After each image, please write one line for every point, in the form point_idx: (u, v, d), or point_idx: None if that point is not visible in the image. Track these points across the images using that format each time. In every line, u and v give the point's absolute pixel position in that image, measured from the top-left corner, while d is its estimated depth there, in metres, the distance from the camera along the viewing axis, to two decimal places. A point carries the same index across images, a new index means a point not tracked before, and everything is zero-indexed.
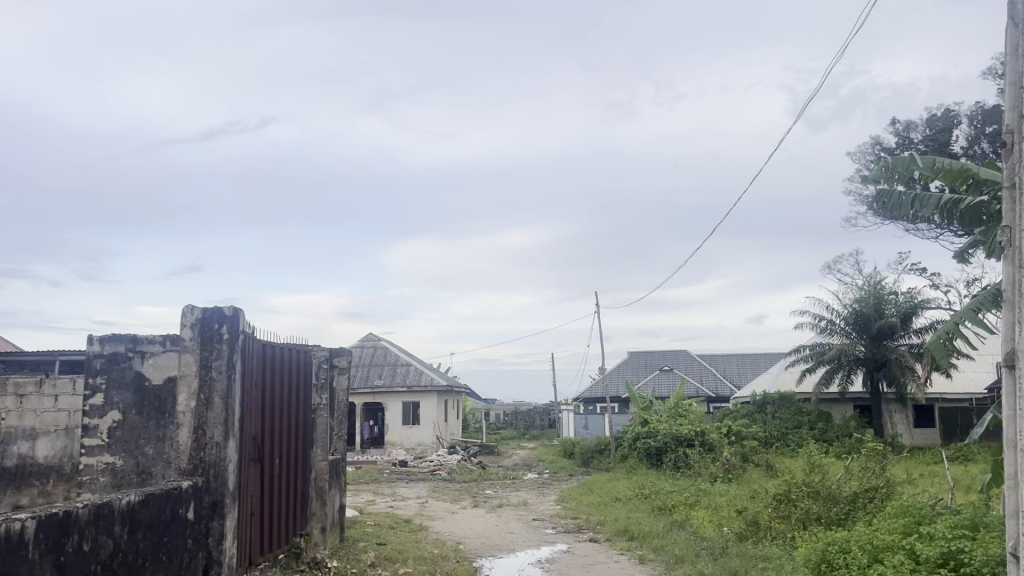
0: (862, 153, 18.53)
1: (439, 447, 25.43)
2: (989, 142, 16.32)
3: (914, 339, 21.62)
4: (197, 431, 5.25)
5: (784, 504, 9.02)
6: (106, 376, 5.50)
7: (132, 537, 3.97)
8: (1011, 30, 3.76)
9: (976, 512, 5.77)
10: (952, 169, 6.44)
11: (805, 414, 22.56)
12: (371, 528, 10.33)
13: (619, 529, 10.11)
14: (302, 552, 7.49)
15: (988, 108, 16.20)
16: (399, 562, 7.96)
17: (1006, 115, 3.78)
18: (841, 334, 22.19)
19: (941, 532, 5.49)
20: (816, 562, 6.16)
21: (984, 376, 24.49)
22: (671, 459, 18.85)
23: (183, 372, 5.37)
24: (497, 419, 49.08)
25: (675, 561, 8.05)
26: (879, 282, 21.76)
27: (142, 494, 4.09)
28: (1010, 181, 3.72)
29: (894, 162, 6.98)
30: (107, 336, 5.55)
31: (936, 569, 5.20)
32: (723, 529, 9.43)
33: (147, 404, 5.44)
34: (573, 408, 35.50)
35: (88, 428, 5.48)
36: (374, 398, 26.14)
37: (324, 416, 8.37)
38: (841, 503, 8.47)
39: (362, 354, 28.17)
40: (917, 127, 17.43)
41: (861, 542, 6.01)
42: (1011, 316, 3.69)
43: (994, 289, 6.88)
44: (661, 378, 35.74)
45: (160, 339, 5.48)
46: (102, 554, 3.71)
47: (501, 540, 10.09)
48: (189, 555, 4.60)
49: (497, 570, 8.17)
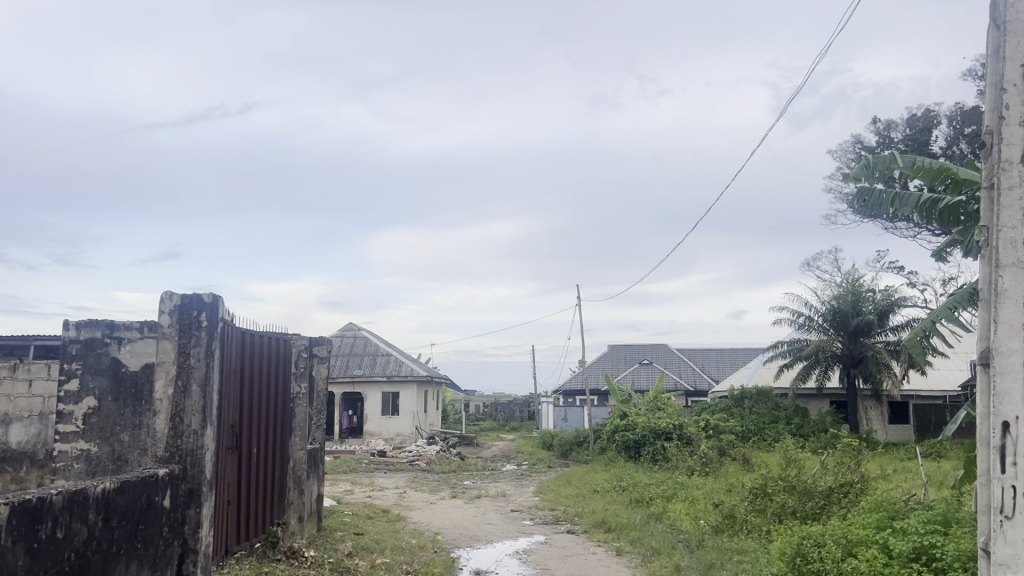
0: (842, 151, 18.68)
1: (418, 437, 25.50)
2: (968, 143, 16.50)
3: (891, 336, 21.86)
4: (174, 419, 5.10)
5: (760, 498, 9.05)
6: (82, 361, 5.46)
7: (107, 526, 3.94)
8: (993, 33, 3.79)
9: (949, 509, 5.86)
10: (932, 168, 6.49)
11: (783, 408, 22.81)
12: (348, 518, 10.28)
13: (596, 521, 10.15)
14: (279, 542, 7.39)
15: (967, 109, 16.41)
16: (376, 553, 7.94)
17: (985, 117, 3.80)
18: (819, 330, 22.35)
19: (914, 526, 5.57)
20: (790, 556, 6.22)
21: (957, 375, 24.91)
22: (649, 451, 18.94)
23: (161, 359, 5.24)
24: (477, 410, 49.22)
25: (651, 553, 8.11)
26: (857, 280, 21.94)
27: (118, 482, 4.05)
28: (986, 181, 3.77)
29: (875, 159, 6.96)
30: (84, 321, 5.49)
31: (908, 563, 5.27)
32: (700, 522, 9.48)
33: (123, 390, 5.42)
34: (553, 400, 35.51)
35: (63, 415, 5.46)
36: (352, 387, 26.00)
37: (303, 407, 8.26)
38: (817, 498, 8.60)
39: (342, 343, 27.98)
40: (897, 127, 17.58)
41: (835, 536, 6.06)
42: (986, 315, 3.74)
43: (971, 287, 6.86)
44: (639, 371, 36.03)
45: (137, 325, 5.45)
46: (76, 541, 3.68)
47: (479, 531, 10.09)
48: (164, 544, 4.56)
49: (475, 561, 8.17)
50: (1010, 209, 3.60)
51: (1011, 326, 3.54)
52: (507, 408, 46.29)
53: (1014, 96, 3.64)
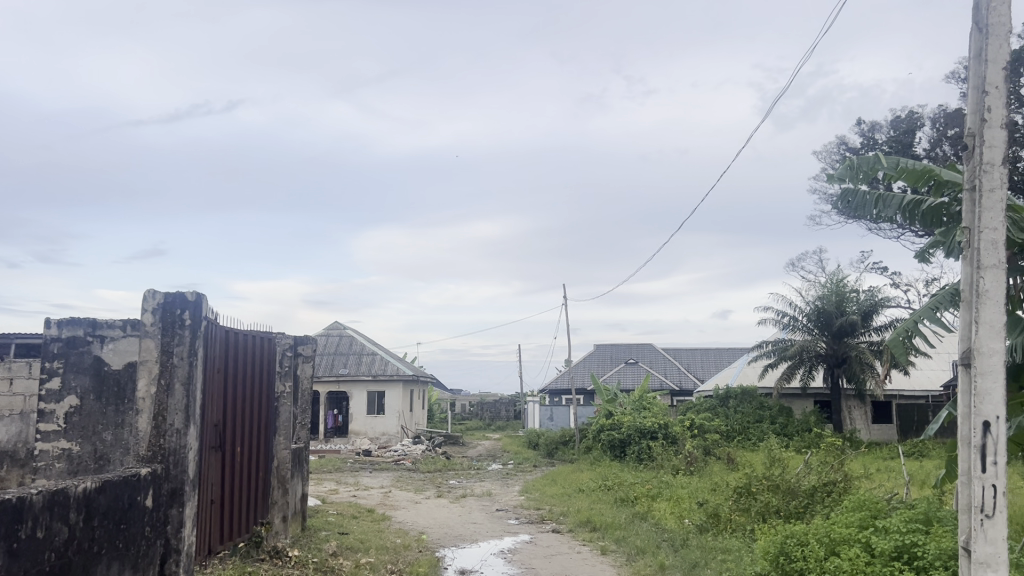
0: (827, 152, 18.78)
1: (403, 437, 25.44)
2: (951, 146, 16.66)
3: (874, 336, 22.04)
4: (157, 418, 5.04)
5: (744, 497, 9.09)
6: (64, 360, 5.42)
7: (88, 525, 3.91)
8: (976, 36, 3.81)
9: (930, 508, 5.90)
10: (915, 169, 6.65)
11: (767, 408, 22.95)
12: (332, 518, 10.22)
13: (582, 520, 10.16)
14: (263, 541, 7.35)
15: (951, 111, 16.56)
16: (361, 552, 7.90)
17: (967, 120, 3.81)
18: (803, 330, 22.48)
19: (896, 526, 5.62)
20: (774, 554, 6.25)
21: (939, 375, 25.15)
22: (634, 451, 18.98)
23: (144, 357, 5.18)
24: (463, 409, 49.18)
25: (635, 552, 8.14)
26: (841, 280, 22.10)
27: (99, 482, 4.02)
28: (968, 184, 3.78)
29: (859, 160, 6.98)
30: (65, 319, 5.45)
31: (890, 562, 5.31)
32: (684, 522, 9.48)
33: (105, 388, 5.38)
34: (538, 399, 35.46)
35: (44, 413, 5.41)
36: (338, 386, 25.92)
37: (288, 406, 8.22)
38: (801, 497, 8.66)
39: (327, 342, 27.86)
40: (881, 128, 17.71)
41: (818, 535, 6.08)
42: (967, 315, 3.76)
43: (952, 289, 6.90)
44: (625, 371, 36.10)
45: (120, 323, 5.42)
46: (56, 541, 3.65)
47: (464, 531, 10.06)
48: (146, 543, 4.53)
49: (459, 561, 8.15)
50: (991, 210, 3.63)
51: (992, 326, 3.57)
52: (493, 407, 46.28)
53: (996, 99, 3.67)
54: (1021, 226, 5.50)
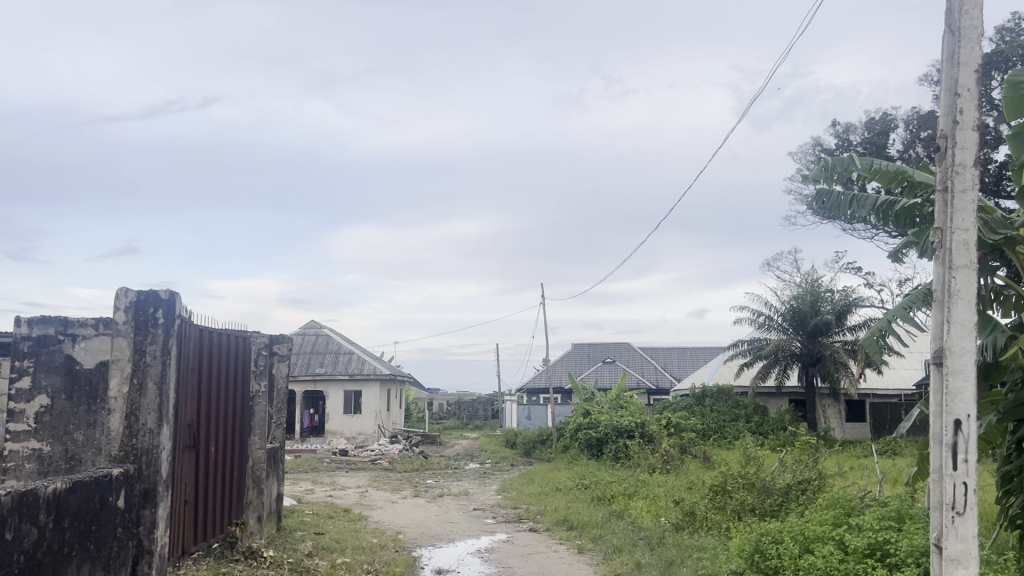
0: (803, 154, 18.94)
1: (380, 437, 25.35)
2: (923, 147, 16.87)
3: (848, 336, 22.28)
4: (129, 418, 4.97)
5: (719, 496, 9.14)
6: (34, 359, 5.33)
7: (58, 527, 3.85)
8: (947, 39, 3.84)
9: (902, 505, 6.00)
10: (888, 170, 6.77)
11: (742, 407, 23.08)
12: (308, 518, 10.14)
13: (559, 519, 10.18)
14: (237, 542, 7.28)
15: (924, 113, 16.77)
16: (337, 552, 7.87)
17: (939, 121, 3.84)
18: (778, 329, 22.66)
19: (869, 523, 5.69)
20: (749, 552, 6.26)
21: (912, 373, 25.49)
22: (611, 450, 19.02)
23: (116, 356, 5.09)
24: (441, 409, 49.17)
25: (611, 551, 8.13)
26: (816, 280, 22.37)
27: (69, 482, 3.95)
28: (941, 185, 3.81)
29: (834, 161, 7.11)
30: (36, 318, 5.34)
31: (863, 558, 5.37)
32: (660, 520, 9.53)
33: (77, 388, 5.30)
34: (515, 398, 35.42)
35: (14, 413, 5.34)
36: (314, 386, 25.70)
37: (263, 405, 8.14)
38: (776, 495, 8.74)
39: (304, 342, 27.66)
40: (856, 129, 17.90)
41: (793, 533, 6.14)
42: (938, 315, 3.79)
43: (925, 288, 7.03)
44: (602, 370, 36.22)
45: (92, 322, 5.34)
46: (25, 544, 3.59)
47: (440, 530, 10.04)
48: (118, 545, 4.47)
49: (436, 560, 8.14)
50: (963, 211, 3.67)
51: (964, 326, 3.62)
52: (470, 406, 46.31)
53: (967, 101, 3.70)
54: (993, 227, 5.57)
